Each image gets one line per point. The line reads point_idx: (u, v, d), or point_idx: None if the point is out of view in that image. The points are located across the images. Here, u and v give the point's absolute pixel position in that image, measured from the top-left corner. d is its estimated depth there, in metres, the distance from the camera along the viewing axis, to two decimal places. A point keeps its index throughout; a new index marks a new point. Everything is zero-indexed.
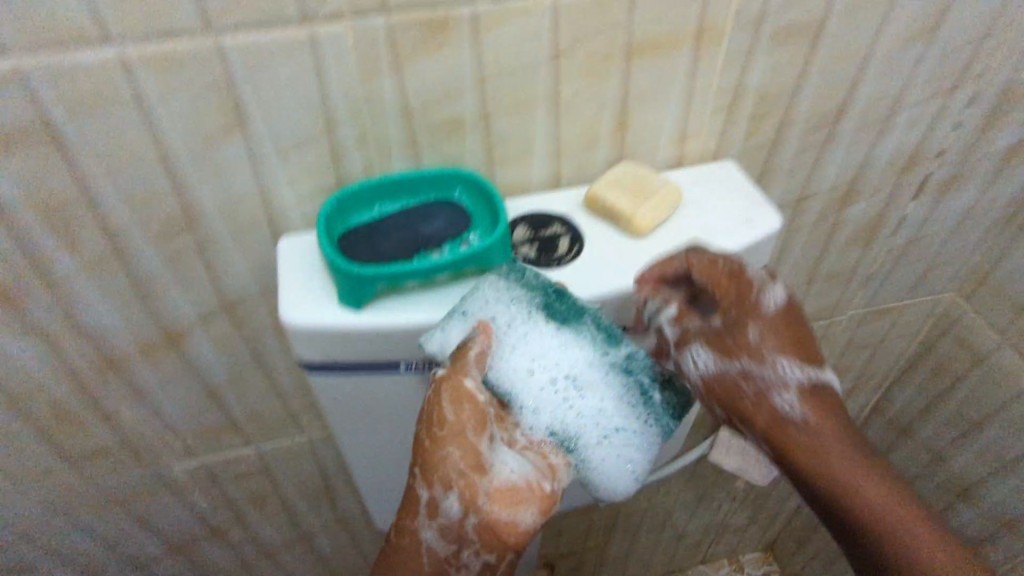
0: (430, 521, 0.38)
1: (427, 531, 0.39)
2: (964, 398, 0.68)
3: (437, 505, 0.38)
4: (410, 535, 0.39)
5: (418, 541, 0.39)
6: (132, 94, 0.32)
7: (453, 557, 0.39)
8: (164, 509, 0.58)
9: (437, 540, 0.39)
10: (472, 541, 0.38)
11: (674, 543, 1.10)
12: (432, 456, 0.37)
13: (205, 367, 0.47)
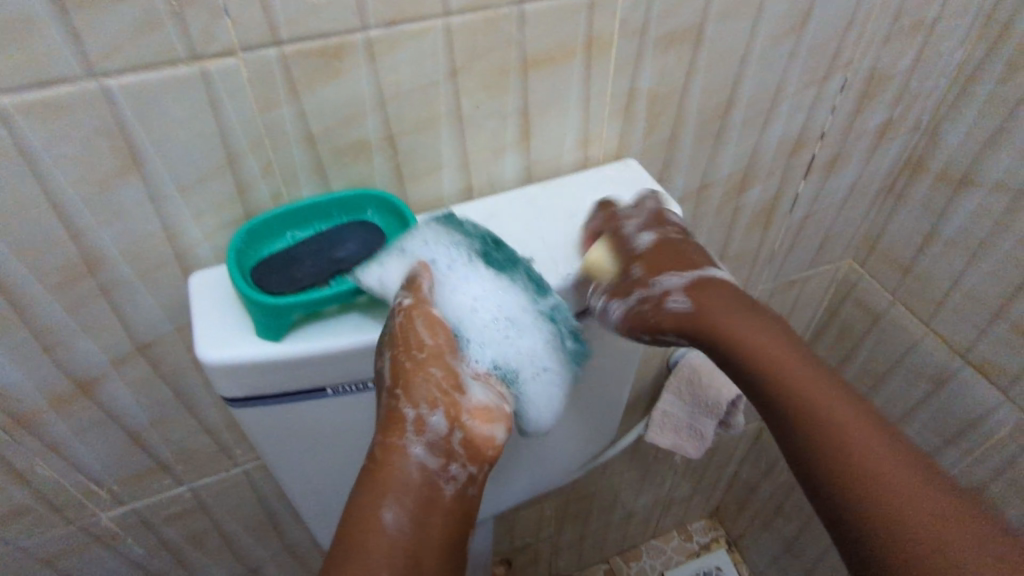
0: (418, 438, 0.33)
1: (416, 449, 0.33)
2: (869, 351, 0.77)
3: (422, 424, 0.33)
4: (395, 459, 0.33)
5: (407, 464, 0.33)
6: (15, 145, 0.31)
7: (442, 475, 0.33)
8: (96, 559, 0.57)
9: (427, 458, 0.33)
10: (460, 457, 0.34)
11: (624, 524, 1.13)
12: (413, 378, 0.34)
13: (124, 411, 0.46)
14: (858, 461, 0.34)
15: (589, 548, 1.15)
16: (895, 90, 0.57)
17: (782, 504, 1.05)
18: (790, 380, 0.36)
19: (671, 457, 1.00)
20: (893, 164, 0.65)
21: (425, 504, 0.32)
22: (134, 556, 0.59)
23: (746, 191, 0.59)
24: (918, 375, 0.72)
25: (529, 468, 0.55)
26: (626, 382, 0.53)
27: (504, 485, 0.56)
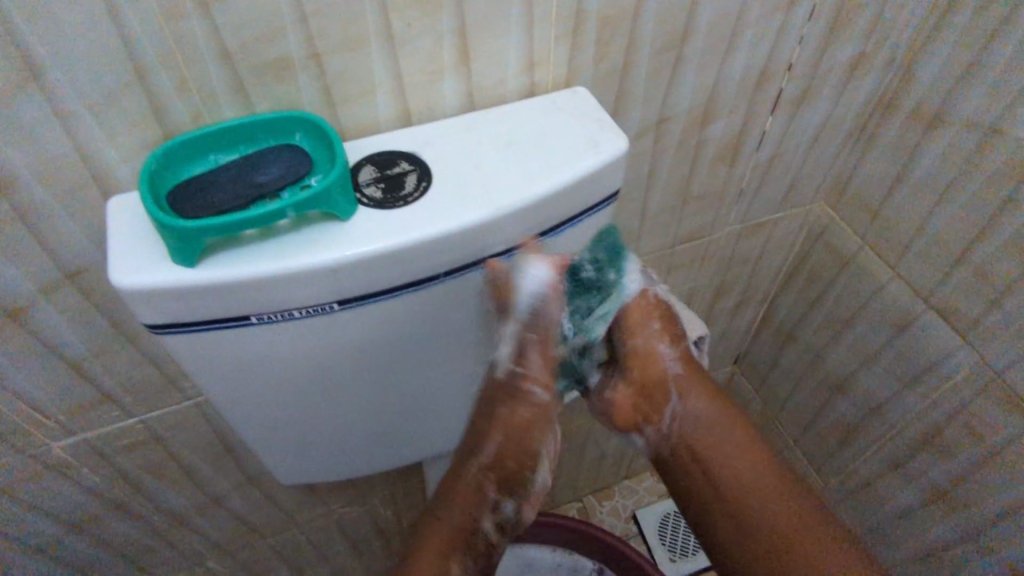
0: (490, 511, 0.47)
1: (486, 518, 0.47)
2: (836, 296, 0.77)
3: (497, 506, 0.47)
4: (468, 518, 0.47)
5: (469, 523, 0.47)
6: None
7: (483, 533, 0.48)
8: (52, 488, 0.57)
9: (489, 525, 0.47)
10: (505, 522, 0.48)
11: (596, 464, 1.16)
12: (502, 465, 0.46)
13: (60, 342, 0.45)
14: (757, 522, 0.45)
15: (561, 487, 1.18)
16: (868, 21, 0.54)
17: None
18: (715, 464, 0.46)
19: None
20: (867, 101, 0.63)
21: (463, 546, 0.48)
22: (92, 485, 0.60)
23: (708, 126, 0.57)
24: (881, 320, 0.72)
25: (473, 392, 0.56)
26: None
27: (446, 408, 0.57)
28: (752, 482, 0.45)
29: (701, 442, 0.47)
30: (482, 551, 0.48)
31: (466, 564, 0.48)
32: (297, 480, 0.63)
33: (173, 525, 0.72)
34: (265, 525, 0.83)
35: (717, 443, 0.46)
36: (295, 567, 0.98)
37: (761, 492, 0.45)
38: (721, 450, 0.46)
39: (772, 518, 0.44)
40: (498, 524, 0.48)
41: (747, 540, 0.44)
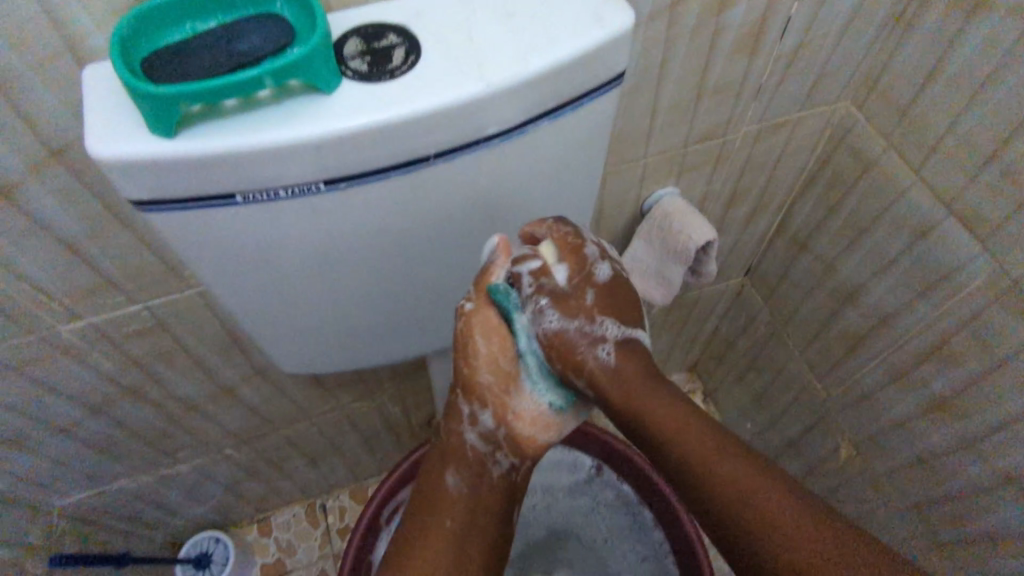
0: (472, 426, 0.52)
1: (470, 433, 0.52)
2: (854, 203, 0.75)
3: (474, 419, 0.52)
4: (455, 437, 0.52)
5: (462, 439, 0.52)
6: None
7: (490, 454, 0.52)
8: (64, 369, 0.60)
9: (478, 440, 0.52)
10: (506, 449, 0.52)
11: None
12: (474, 382, 0.51)
13: (55, 224, 0.45)
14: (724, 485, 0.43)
15: None
16: None
17: (757, 357, 1.08)
18: (662, 428, 0.45)
19: (648, 310, 1.02)
20: None
21: (475, 474, 0.52)
22: (105, 368, 0.62)
23: (728, 10, 0.53)
24: (901, 227, 0.69)
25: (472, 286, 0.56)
26: (571, 206, 0.54)
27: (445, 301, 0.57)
28: (707, 450, 0.44)
29: (636, 390, 0.47)
30: (478, 460, 0.52)
31: (462, 473, 0.52)
32: (300, 370, 0.64)
33: (186, 411, 0.75)
34: (279, 416, 0.87)
35: (659, 405, 0.46)
36: (310, 456, 1.03)
37: (717, 457, 0.44)
38: (659, 412, 0.46)
39: (738, 484, 0.43)
40: (478, 435, 0.52)
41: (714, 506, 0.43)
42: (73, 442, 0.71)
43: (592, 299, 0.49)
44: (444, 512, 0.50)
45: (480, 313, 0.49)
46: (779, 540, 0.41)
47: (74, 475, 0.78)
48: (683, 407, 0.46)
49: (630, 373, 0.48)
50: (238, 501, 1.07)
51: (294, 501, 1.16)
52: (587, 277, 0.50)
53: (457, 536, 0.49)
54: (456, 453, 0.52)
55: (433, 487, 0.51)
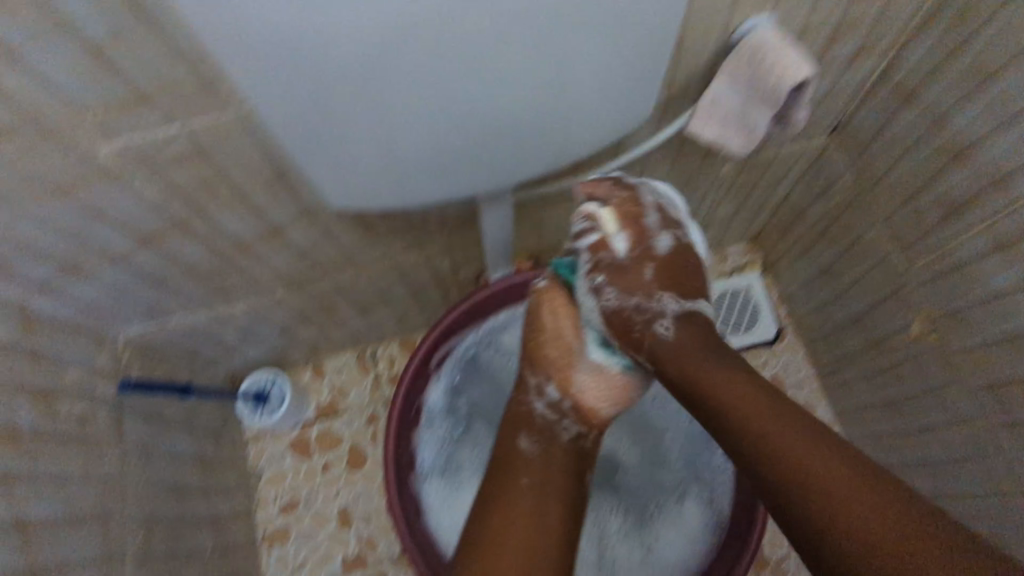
0: (540, 395, 0.68)
1: (539, 403, 0.68)
2: (987, 41, 0.64)
3: (542, 390, 0.69)
4: (522, 409, 0.68)
5: (531, 410, 0.68)
6: None
7: (558, 420, 0.67)
8: (109, 196, 0.59)
9: (546, 408, 0.68)
10: (571, 417, 0.68)
11: None
12: (540, 354, 0.70)
13: (72, 15, 0.44)
14: (785, 457, 0.49)
15: None
16: None
17: (830, 228, 1.00)
18: (716, 384, 0.56)
19: (714, 171, 0.93)
20: None
21: (546, 438, 0.65)
22: (149, 196, 0.61)
23: None
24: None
25: (519, 114, 0.53)
26: (628, 16, 0.48)
27: (491, 136, 0.55)
28: (752, 401, 0.53)
29: (686, 349, 0.60)
30: (542, 424, 0.66)
31: (533, 437, 0.65)
32: (342, 207, 0.62)
33: (236, 251, 0.75)
34: (327, 262, 0.86)
35: (712, 374, 0.57)
36: (359, 306, 1.04)
37: (759, 403, 0.53)
38: (710, 372, 0.57)
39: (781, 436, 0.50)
40: (546, 404, 0.68)
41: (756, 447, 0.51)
42: (129, 274, 0.72)
43: (653, 275, 0.66)
44: (522, 469, 0.61)
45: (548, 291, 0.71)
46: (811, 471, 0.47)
47: (134, 307, 0.80)
48: (734, 374, 0.56)
49: (688, 347, 0.60)
50: (292, 345, 1.10)
51: (346, 349, 1.20)
52: (646, 251, 0.67)
53: (529, 510, 0.57)
54: (525, 418, 0.67)
55: (508, 464, 0.62)
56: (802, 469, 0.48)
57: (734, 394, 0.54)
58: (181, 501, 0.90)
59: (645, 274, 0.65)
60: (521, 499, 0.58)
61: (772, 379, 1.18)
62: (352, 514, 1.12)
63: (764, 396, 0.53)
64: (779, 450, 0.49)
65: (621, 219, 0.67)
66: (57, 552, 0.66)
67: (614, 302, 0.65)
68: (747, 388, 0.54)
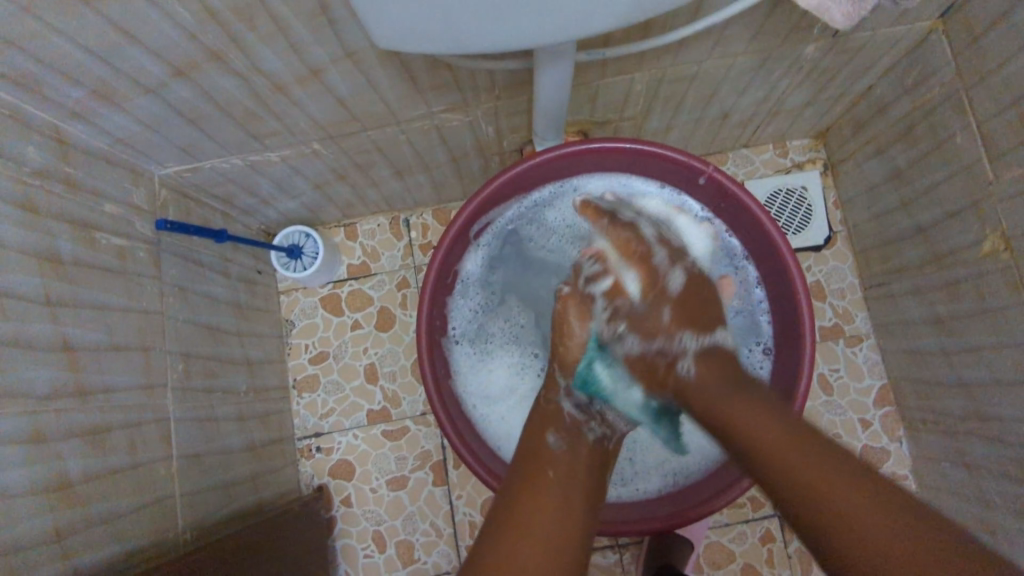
0: (566, 393, 0.70)
1: (564, 402, 0.69)
2: None
3: (568, 391, 0.71)
4: (551, 403, 0.70)
5: (558, 405, 0.69)
6: None
7: (584, 418, 0.69)
8: (140, 14, 0.54)
9: (572, 408, 0.69)
10: (596, 420, 0.69)
11: (719, 123, 1.04)
12: (564, 356, 0.72)
13: None
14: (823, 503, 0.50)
15: (675, 139, 1.08)
16: None
17: (913, 129, 0.92)
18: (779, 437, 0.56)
19: (798, 49, 0.83)
20: None
21: (571, 433, 0.66)
22: (183, 20, 0.56)
23: None
24: None
25: None
26: None
27: None
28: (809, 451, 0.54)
29: (715, 390, 0.63)
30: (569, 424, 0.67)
31: (560, 433, 0.66)
32: (387, 47, 0.56)
33: (274, 94, 0.71)
34: (367, 115, 0.81)
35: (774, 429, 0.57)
36: (396, 168, 1.00)
37: (807, 451, 0.54)
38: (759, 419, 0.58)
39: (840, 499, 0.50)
40: (575, 404, 0.70)
41: (796, 494, 0.52)
42: (164, 109, 0.69)
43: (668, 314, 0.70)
44: (543, 451, 0.63)
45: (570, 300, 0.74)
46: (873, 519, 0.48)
47: (168, 145, 0.77)
48: (783, 427, 0.57)
49: (708, 382, 0.64)
50: (325, 201, 1.08)
51: (379, 212, 1.17)
52: (661, 292, 0.71)
53: (557, 480, 0.60)
54: (552, 416, 0.68)
55: (538, 445, 0.64)
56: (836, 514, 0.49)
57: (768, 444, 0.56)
58: (218, 343, 0.93)
59: (662, 318, 0.69)
60: (554, 483, 0.60)
61: (813, 285, 1.14)
62: (378, 371, 1.15)
63: (797, 443, 0.55)
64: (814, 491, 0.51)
65: (631, 260, 0.72)
66: (103, 375, 0.69)
67: (637, 348, 0.71)
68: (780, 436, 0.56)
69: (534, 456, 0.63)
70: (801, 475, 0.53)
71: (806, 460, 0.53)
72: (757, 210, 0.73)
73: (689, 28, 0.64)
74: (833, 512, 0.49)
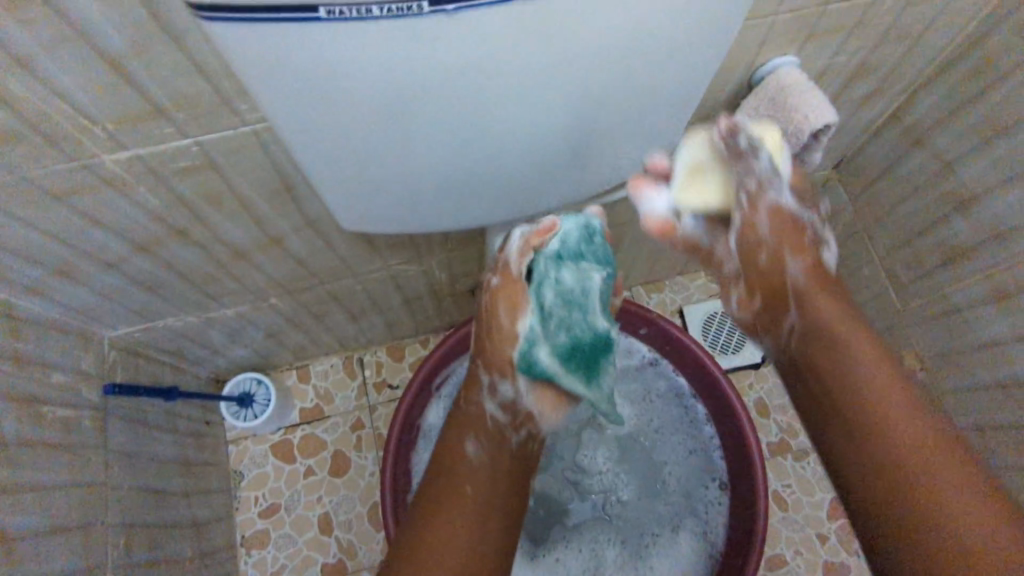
0: (491, 398, 0.65)
1: (489, 405, 0.65)
2: (1002, 98, 0.65)
3: (494, 390, 0.65)
4: (471, 410, 0.65)
5: (481, 409, 0.65)
6: None
7: (507, 424, 0.65)
8: (109, 205, 0.56)
9: (497, 412, 0.65)
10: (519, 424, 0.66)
11: (655, 256, 1.12)
12: (492, 350, 0.64)
13: (95, 31, 0.39)
14: (877, 417, 0.53)
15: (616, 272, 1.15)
16: None
17: None
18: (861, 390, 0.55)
19: None
20: None
21: (492, 441, 0.64)
22: (153, 206, 0.58)
23: None
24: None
25: (549, 153, 0.53)
26: (670, 77, 0.48)
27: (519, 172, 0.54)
28: (896, 397, 0.53)
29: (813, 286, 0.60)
30: (493, 429, 0.64)
31: (481, 440, 0.63)
32: (355, 228, 0.60)
33: (235, 259, 0.73)
34: (325, 271, 0.83)
35: (882, 395, 0.54)
36: (350, 313, 1.02)
37: (900, 397, 0.53)
38: (859, 338, 0.57)
39: (897, 435, 0.52)
40: (500, 405, 0.65)
41: (862, 426, 0.54)
42: (121, 277, 0.70)
43: (799, 269, 0.61)
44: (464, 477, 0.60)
45: (501, 291, 0.62)
46: (958, 516, 0.47)
47: (121, 309, 0.77)
48: (885, 376, 0.55)
49: (818, 322, 0.59)
50: (277, 347, 1.07)
51: (332, 353, 1.18)
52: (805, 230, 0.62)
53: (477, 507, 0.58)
54: (477, 423, 0.64)
55: (456, 459, 0.61)
56: (904, 458, 0.51)
57: (838, 374, 0.56)
58: (163, 508, 0.88)
59: (807, 237, 0.61)
60: (463, 507, 0.58)
61: (756, 402, 1.19)
62: (333, 520, 1.10)
63: (915, 408, 0.53)
64: (866, 422, 0.53)
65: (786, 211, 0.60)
66: (42, 564, 0.64)
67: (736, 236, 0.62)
68: (830, 382, 0.57)
69: (448, 473, 0.61)
70: (872, 423, 0.53)
71: (899, 413, 0.53)
72: (703, 355, 0.79)
73: (622, 189, 0.70)
74: (853, 426, 0.54)
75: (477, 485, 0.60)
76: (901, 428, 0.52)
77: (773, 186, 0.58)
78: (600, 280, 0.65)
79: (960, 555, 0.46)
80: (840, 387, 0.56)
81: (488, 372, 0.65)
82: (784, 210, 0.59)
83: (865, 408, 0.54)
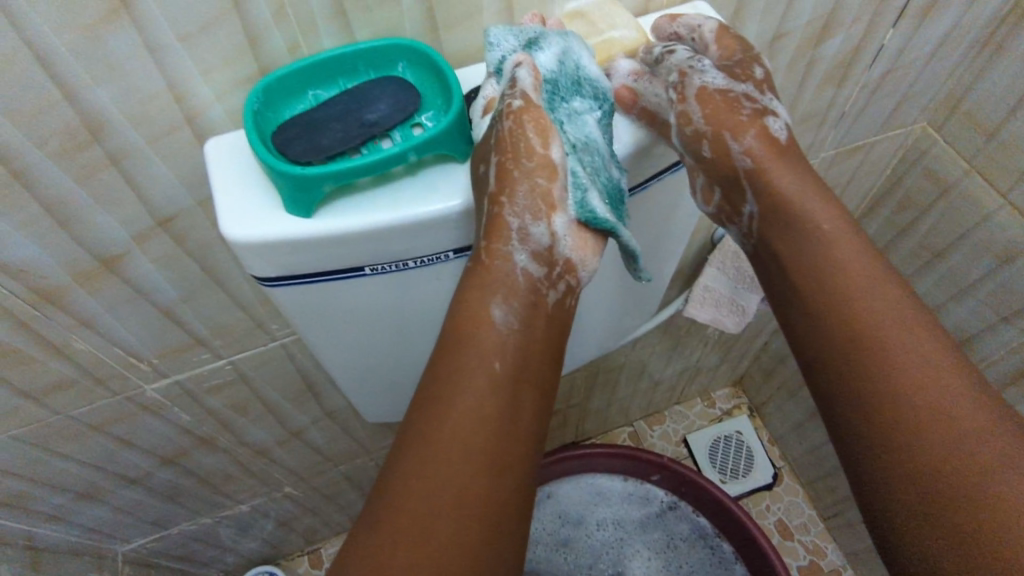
0: (521, 245, 0.38)
1: (520, 255, 0.38)
2: (928, 228, 0.73)
3: (524, 234, 0.38)
4: (495, 262, 0.38)
5: (509, 265, 0.38)
6: (23, 43, 0.30)
7: (544, 281, 0.39)
8: (143, 427, 0.59)
9: (530, 264, 0.39)
10: (559, 271, 0.40)
11: (652, 390, 1.16)
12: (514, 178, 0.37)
13: (154, 290, 0.45)
14: (882, 360, 0.41)
15: (617, 410, 1.17)
16: None
17: None
18: (886, 328, 0.41)
19: (702, 331, 0.99)
20: (991, 18, 0.57)
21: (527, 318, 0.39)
22: (183, 422, 0.61)
23: (826, 39, 0.53)
24: (959, 248, 0.70)
25: None
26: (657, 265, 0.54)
27: None
28: (911, 335, 0.41)
29: (771, 160, 0.44)
30: (529, 293, 0.39)
31: (513, 305, 0.38)
32: (379, 418, 0.64)
33: (253, 456, 0.75)
34: (338, 453, 0.85)
35: (890, 317, 0.41)
36: (362, 489, 1.02)
37: (918, 338, 0.41)
38: (855, 261, 0.43)
39: (926, 385, 0.40)
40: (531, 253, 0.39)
41: (858, 362, 0.41)
42: (143, 491, 0.71)
43: (751, 140, 0.43)
44: (470, 363, 0.37)
45: (531, 110, 0.37)
46: (979, 491, 0.37)
47: (139, 521, 0.77)
48: (898, 307, 0.42)
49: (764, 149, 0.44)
50: (288, 533, 1.05)
51: (343, 532, 1.15)
52: (760, 109, 0.44)
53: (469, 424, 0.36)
54: (505, 283, 0.38)
55: (472, 326, 0.38)
56: (921, 409, 0.39)
57: (847, 304, 0.42)
58: None
59: (747, 99, 0.44)
60: (485, 401, 0.37)
61: (778, 525, 1.18)
62: None
63: (919, 338, 0.41)
64: (872, 365, 0.41)
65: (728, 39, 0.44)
66: None
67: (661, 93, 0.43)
68: (838, 316, 0.42)
69: (462, 350, 0.38)
70: (886, 361, 0.41)
71: (919, 366, 0.40)
72: (721, 496, 0.81)
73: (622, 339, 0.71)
74: (863, 374, 0.41)
75: (510, 366, 0.38)
76: (916, 376, 0.40)
77: (701, 66, 0.43)
78: (601, 124, 0.42)
79: (983, 516, 0.37)
80: (845, 313, 0.42)
81: (514, 212, 0.37)
82: (714, 91, 0.43)
83: (873, 339, 0.41)
